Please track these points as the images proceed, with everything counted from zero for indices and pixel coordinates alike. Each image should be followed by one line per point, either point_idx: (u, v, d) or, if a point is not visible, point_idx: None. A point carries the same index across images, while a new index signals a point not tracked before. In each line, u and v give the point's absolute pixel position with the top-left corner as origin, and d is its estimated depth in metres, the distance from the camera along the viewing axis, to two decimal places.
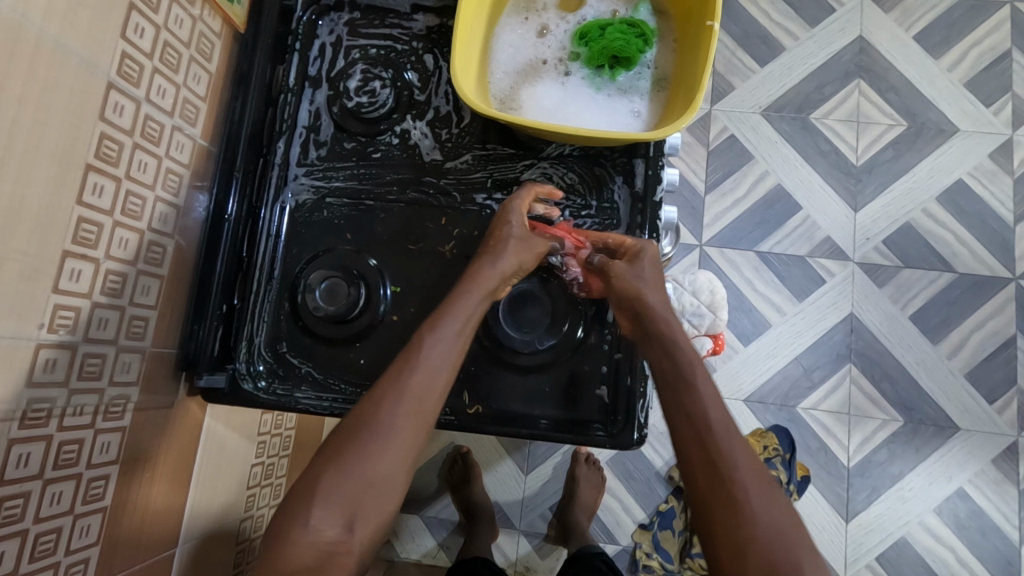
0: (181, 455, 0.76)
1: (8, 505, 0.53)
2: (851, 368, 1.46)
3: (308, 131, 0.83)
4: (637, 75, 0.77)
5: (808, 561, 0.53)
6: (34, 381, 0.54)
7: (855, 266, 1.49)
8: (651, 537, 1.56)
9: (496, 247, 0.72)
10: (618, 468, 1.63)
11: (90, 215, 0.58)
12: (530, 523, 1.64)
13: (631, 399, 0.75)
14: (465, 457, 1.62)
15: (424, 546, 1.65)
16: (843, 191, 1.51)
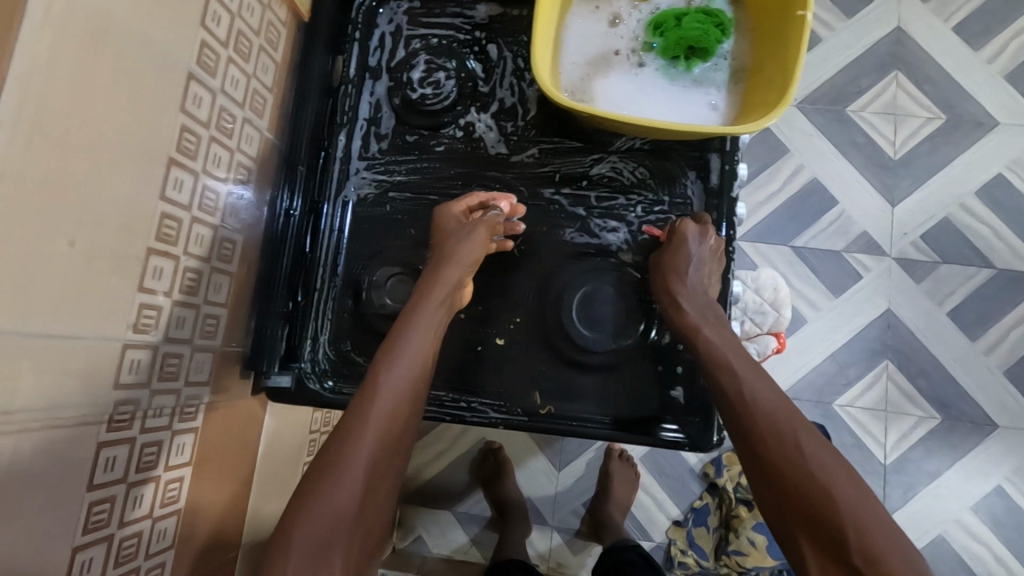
0: (243, 456, 0.75)
1: (97, 510, 0.52)
2: (888, 365, 1.38)
3: (369, 123, 0.81)
4: (713, 67, 0.74)
5: (849, 499, 0.54)
6: (120, 382, 0.52)
7: (894, 262, 1.42)
8: (685, 534, 1.56)
9: (443, 254, 0.71)
10: (651, 464, 1.62)
11: (171, 210, 0.56)
12: (562, 519, 1.63)
13: (707, 400, 0.73)
14: (497, 454, 1.61)
15: (453, 540, 1.63)
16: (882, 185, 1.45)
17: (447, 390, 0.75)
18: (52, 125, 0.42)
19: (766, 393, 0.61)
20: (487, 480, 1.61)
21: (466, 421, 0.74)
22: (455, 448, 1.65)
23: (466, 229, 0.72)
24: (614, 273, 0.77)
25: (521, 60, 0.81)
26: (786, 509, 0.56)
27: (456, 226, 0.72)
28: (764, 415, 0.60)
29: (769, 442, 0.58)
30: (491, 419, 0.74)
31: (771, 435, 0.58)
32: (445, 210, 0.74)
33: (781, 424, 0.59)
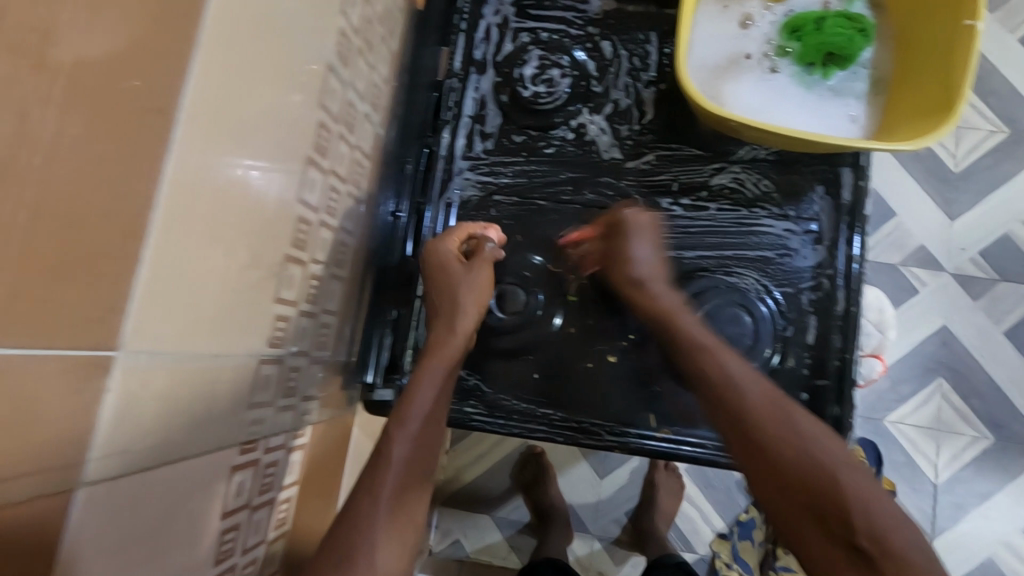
0: (332, 470, 0.71)
1: (225, 540, 0.47)
2: (942, 382, 1.12)
3: (473, 120, 0.76)
4: (852, 76, 0.70)
5: (845, 483, 0.48)
6: (253, 401, 0.48)
7: (949, 277, 1.14)
8: (730, 547, 1.28)
9: (450, 302, 0.66)
10: (696, 474, 1.41)
11: (305, 214, 0.51)
12: (603, 528, 1.38)
13: (843, 432, 0.67)
14: (539, 458, 1.35)
15: (489, 541, 1.37)
16: (932, 194, 1.17)
17: (558, 408, 0.71)
18: (223, 122, 0.38)
19: (765, 386, 0.56)
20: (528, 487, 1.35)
21: (578, 442, 0.70)
22: (492, 451, 1.39)
23: (470, 274, 0.66)
24: (738, 290, 0.71)
25: (638, 60, 0.76)
26: (788, 494, 0.50)
27: (459, 267, 0.67)
28: (759, 405, 0.55)
29: (803, 426, 0.53)
30: (605, 442, 0.70)
31: (764, 412, 0.54)
32: (438, 245, 0.68)
33: (779, 413, 0.54)
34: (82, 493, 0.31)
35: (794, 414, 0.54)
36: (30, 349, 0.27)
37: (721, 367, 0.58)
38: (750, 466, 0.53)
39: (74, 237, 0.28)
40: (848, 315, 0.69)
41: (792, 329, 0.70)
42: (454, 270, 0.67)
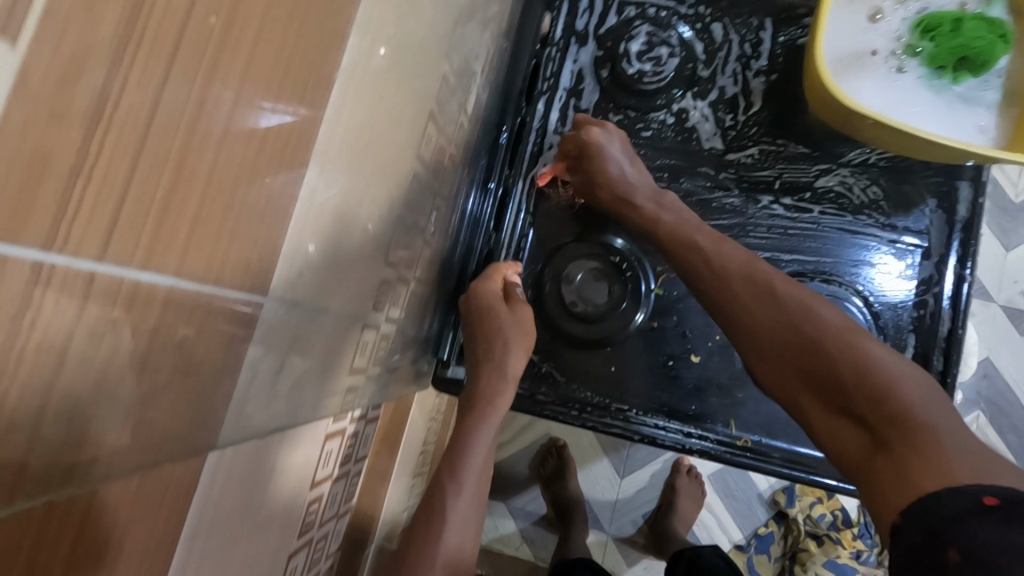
0: (386, 448, 0.67)
1: (309, 510, 0.45)
2: (980, 415, 1.08)
3: (569, 94, 0.72)
4: (983, 84, 0.65)
5: (841, 357, 0.48)
6: (354, 367, 0.45)
7: (997, 309, 1.10)
8: (745, 560, 1.24)
9: (489, 354, 0.61)
10: (717, 481, 1.28)
11: (418, 172, 0.48)
12: (619, 528, 1.28)
13: None
14: (561, 451, 1.27)
15: (503, 531, 1.29)
16: (992, 221, 1.11)
17: (634, 405, 0.67)
18: (375, 58, 0.34)
19: (745, 260, 0.57)
20: (548, 481, 1.27)
21: (655, 442, 0.66)
22: (518, 438, 1.32)
23: (514, 315, 0.62)
24: (837, 299, 0.67)
25: (749, 46, 0.72)
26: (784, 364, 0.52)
27: (506, 310, 0.62)
28: (731, 274, 0.56)
29: (784, 292, 0.54)
30: (683, 444, 0.66)
31: (748, 290, 0.55)
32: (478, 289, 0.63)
33: (758, 277, 0.55)
34: (213, 455, 0.29)
35: (783, 280, 0.55)
36: (204, 289, 0.24)
37: (695, 255, 0.59)
38: (745, 341, 0.55)
39: (254, 168, 0.25)
40: (953, 338, 0.65)
41: (889, 347, 0.66)
42: (500, 316, 0.62)
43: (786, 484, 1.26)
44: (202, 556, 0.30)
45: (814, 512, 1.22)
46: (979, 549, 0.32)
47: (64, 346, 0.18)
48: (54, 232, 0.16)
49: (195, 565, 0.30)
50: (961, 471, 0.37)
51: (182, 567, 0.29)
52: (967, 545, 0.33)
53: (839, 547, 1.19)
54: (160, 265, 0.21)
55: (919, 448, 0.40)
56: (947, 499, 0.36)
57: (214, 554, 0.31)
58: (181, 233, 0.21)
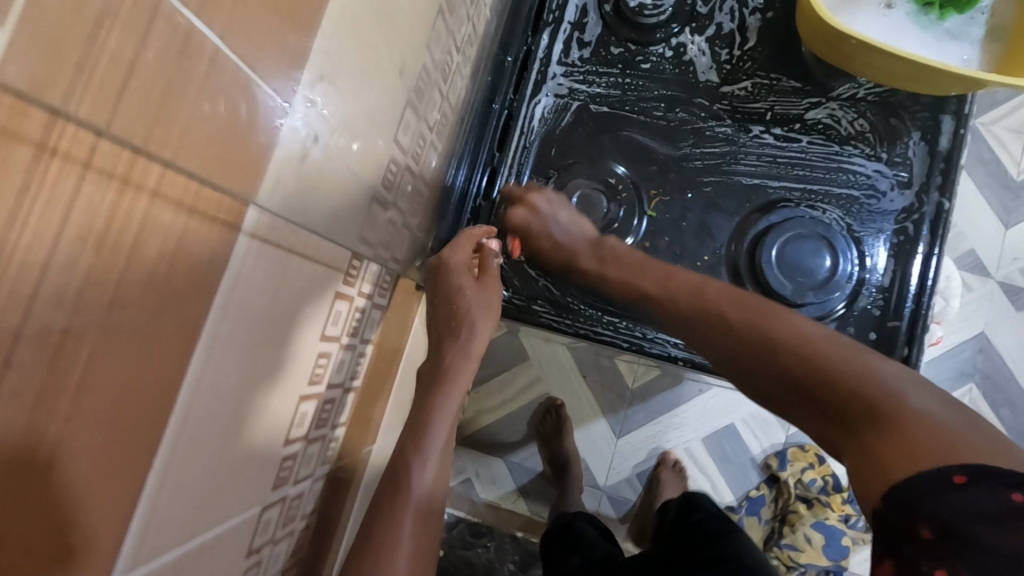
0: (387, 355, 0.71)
1: (319, 363, 0.49)
2: (974, 388, 1.11)
3: (573, 27, 0.76)
4: (970, 21, 0.68)
5: (803, 357, 0.47)
6: (362, 234, 0.49)
7: (995, 284, 1.13)
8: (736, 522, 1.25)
9: (455, 330, 0.65)
10: (712, 444, 1.28)
11: (429, 63, 0.52)
12: (614, 486, 1.29)
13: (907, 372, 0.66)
14: (559, 411, 1.26)
15: (504, 489, 1.30)
16: (996, 202, 1.13)
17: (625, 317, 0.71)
18: None
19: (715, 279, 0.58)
20: (547, 439, 1.26)
21: (642, 351, 0.70)
22: (516, 396, 1.31)
23: (481, 289, 0.66)
24: (822, 223, 0.70)
25: None
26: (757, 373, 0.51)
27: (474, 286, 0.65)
28: (687, 301, 0.57)
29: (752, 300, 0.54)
30: (671, 354, 0.70)
31: (705, 314, 0.55)
32: (449, 259, 0.66)
33: (732, 293, 0.55)
34: (242, 240, 0.32)
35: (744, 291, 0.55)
36: (243, 66, 0.27)
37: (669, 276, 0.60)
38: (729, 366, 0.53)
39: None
40: (930, 267, 0.69)
41: (869, 270, 0.70)
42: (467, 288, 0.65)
43: (778, 448, 1.27)
44: (228, 335, 0.34)
45: (805, 477, 1.23)
46: (954, 522, 0.33)
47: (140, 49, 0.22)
48: None
49: (223, 342, 0.34)
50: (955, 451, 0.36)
51: (213, 336, 0.32)
52: (943, 525, 0.33)
53: (828, 509, 1.21)
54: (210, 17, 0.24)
55: (899, 431, 0.40)
56: (919, 483, 0.36)
57: (236, 340, 0.35)
58: None
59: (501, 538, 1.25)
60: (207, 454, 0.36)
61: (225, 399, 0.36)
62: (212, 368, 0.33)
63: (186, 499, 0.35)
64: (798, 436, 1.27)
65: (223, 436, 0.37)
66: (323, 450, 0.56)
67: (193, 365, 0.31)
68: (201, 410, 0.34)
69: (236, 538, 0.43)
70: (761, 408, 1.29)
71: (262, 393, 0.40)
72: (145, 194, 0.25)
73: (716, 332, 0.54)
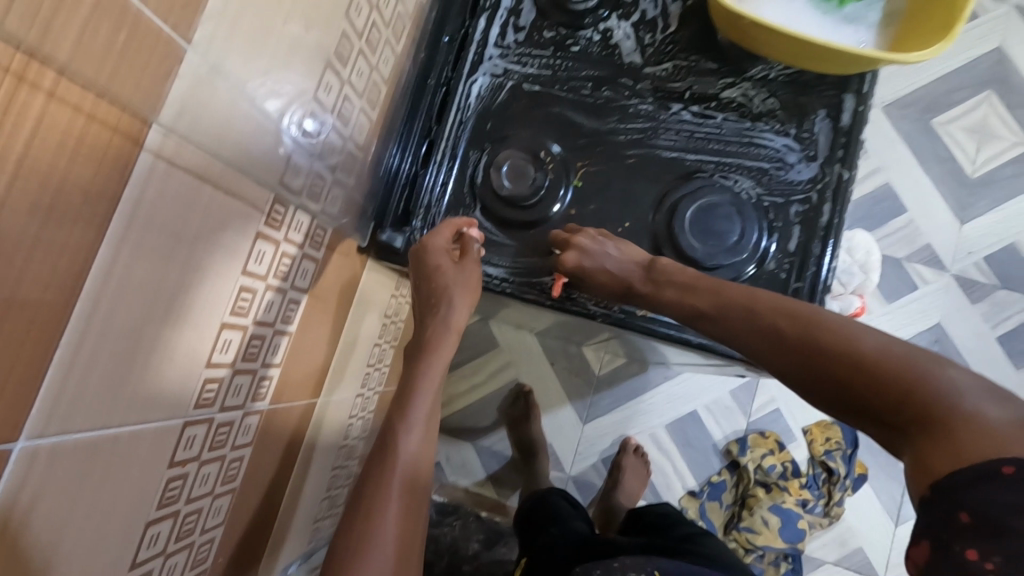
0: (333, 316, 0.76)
1: (242, 297, 0.53)
2: None
3: (509, 13, 0.82)
4: (867, 6, 0.74)
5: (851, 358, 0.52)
6: (282, 181, 0.54)
7: (950, 278, 1.18)
8: (699, 505, 1.28)
9: (432, 309, 0.70)
10: (674, 430, 1.32)
11: (349, 32, 0.57)
12: (581, 471, 1.33)
13: None
14: (527, 398, 1.31)
15: (473, 474, 1.35)
16: (952, 198, 1.19)
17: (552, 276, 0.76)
18: None
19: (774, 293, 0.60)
20: (516, 421, 1.31)
21: (563, 308, 0.76)
22: (487, 381, 1.36)
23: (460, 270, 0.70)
24: (731, 193, 0.76)
25: None
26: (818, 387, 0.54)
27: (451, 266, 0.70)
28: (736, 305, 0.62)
29: (818, 314, 0.56)
30: (589, 310, 0.76)
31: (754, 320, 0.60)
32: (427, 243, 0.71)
33: (790, 310, 0.58)
34: (144, 156, 0.37)
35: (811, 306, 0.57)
36: (134, 1, 0.33)
37: (734, 292, 0.63)
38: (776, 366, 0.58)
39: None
40: (830, 231, 0.74)
41: (777, 236, 0.75)
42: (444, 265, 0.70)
43: (740, 435, 1.30)
44: (136, 240, 0.39)
45: (764, 463, 1.25)
46: (992, 514, 0.38)
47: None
48: None
49: (131, 246, 0.39)
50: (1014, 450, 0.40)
51: (118, 237, 0.37)
52: (980, 513, 0.38)
53: (786, 493, 1.23)
54: None
55: (954, 442, 0.43)
56: (971, 476, 0.41)
57: (146, 248, 0.40)
58: None
59: (466, 517, 1.27)
60: (117, 350, 0.40)
61: (137, 303, 0.41)
62: (121, 268, 0.38)
63: (95, 385, 0.39)
64: (760, 424, 1.29)
65: (135, 338, 0.42)
66: (253, 386, 0.60)
67: (98, 258, 0.36)
68: (109, 306, 0.38)
69: (155, 443, 0.47)
70: (725, 395, 1.31)
71: (177, 309, 0.45)
72: (40, 91, 0.30)
73: (773, 341, 0.58)
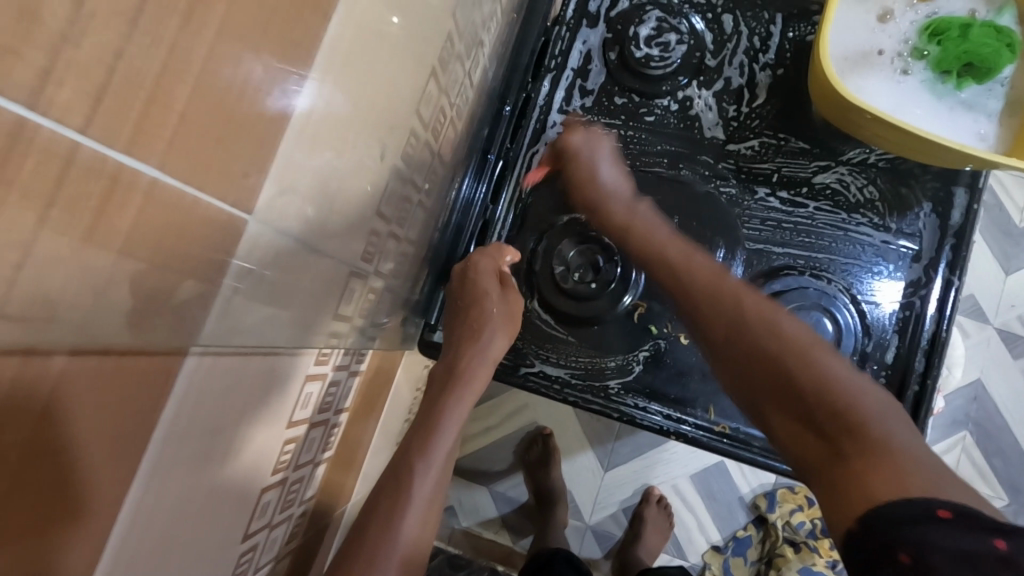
0: (365, 413, 0.67)
1: (285, 451, 0.45)
2: (965, 437, 1.01)
3: (576, 74, 0.72)
4: (986, 92, 0.66)
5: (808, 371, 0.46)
6: (338, 313, 0.45)
7: (993, 331, 1.02)
8: (723, 560, 1.13)
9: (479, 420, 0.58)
10: (698, 480, 1.16)
11: (418, 129, 0.48)
12: (600, 520, 1.17)
13: None
14: (547, 439, 1.15)
15: (485, 516, 1.18)
16: (996, 245, 1.03)
17: (619, 381, 0.68)
18: (379, 16, 0.36)
19: (706, 268, 0.56)
20: (531, 468, 1.15)
21: (634, 422, 0.67)
22: (502, 424, 1.18)
23: None
24: (825, 295, 0.67)
25: (758, 39, 0.72)
26: (750, 367, 0.50)
27: None
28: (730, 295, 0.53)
29: (747, 303, 0.52)
30: (660, 426, 0.67)
31: (741, 321, 0.51)
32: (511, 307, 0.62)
33: (724, 292, 0.53)
34: (192, 360, 0.29)
35: (740, 290, 0.53)
36: (187, 190, 0.24)
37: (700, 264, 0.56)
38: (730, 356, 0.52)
39: (252, 70, 0.26)
40: (936, 342, 0.66)
41: (872, 344, 0.67)
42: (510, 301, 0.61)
43: (768, 489, 1.14)
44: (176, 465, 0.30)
45: (793, 520, 1.11)
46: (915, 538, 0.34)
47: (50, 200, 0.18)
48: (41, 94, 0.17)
49: (166, 467, 0.31)
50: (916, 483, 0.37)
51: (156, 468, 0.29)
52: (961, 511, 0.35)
53: (816, 554, 1.09)
54: (138, 156, 0.21)
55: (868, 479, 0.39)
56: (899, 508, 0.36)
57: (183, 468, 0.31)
58: (165, 129, 0.22)
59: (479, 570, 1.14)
60: None
61: (171, 520, 0.33)
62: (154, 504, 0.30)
63: None
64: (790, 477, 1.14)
65: (166, 564, 0.33)
66: (288, 529, 0.52)
67: (128, 498, 0.29)
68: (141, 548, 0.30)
69: None
70: None
71: (210, 509, 0.36)
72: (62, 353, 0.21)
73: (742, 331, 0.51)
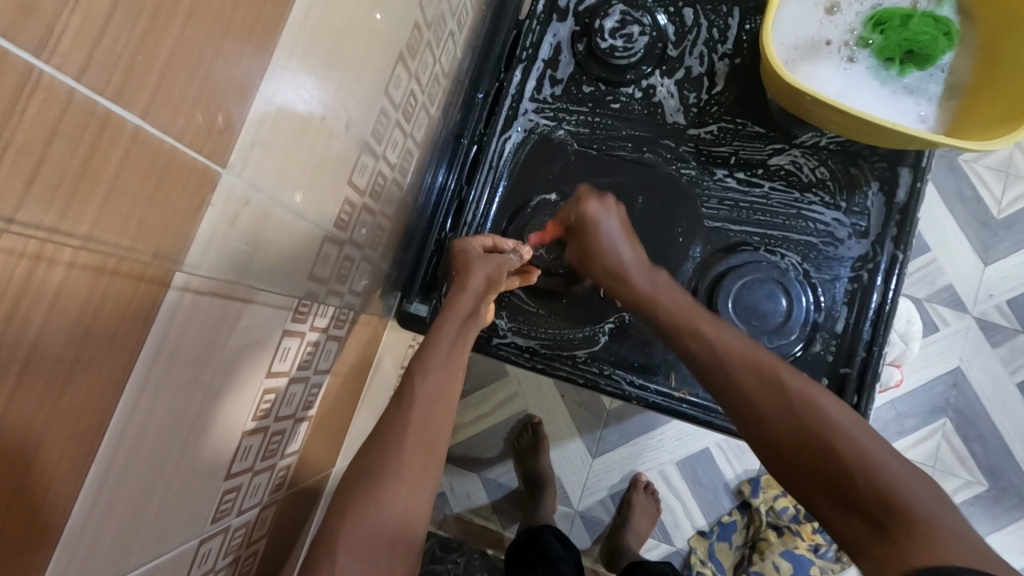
0: (346, 382, 0.71)
1: (265, 400, 0.50)
2: (946, 423, 1.04)
3: (546, 65, 0.77)
4: (928, 77, 0.70)
5: (812, 401, 0.50)
6: (313, 274, 0.50)
7: (971, 320, 1.05)
8: (709, 545, 1.14)
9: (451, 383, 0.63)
10: (682, 467, 1.16)
11: (387, 108, 0.53)
12: (588, 507, 1.17)
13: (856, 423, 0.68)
14: (535, 428, 1.15)
15: (476, 502, 1.18)
16: (973, 235, 1.06)
17: (587, 351, 0.73)
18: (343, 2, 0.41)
19: (746, 350, 0.56)
20: (520, 455, 1.15)
21: (600, 388, 0.72)
22: (493, 412, 1.19)
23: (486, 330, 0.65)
24: (779, 269, 0.72)
25: (717, 31, 0.76)
26: (768, 425, 0.51)
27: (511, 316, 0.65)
28: (737, 364, 0.55)
29: (790, 382, 0.52)
30: (624, 392, 0.71)
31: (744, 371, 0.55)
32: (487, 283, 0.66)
33: (761, 367, 0.54)
34: (173, 294, 0.33)
35: (787, 370, 0.53)
36: (167, 138, 0.29)
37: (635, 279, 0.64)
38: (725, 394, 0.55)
39: (228, 40, 0.31)
40: (882, 313, 0.71)
41: (824, 315, 0.72)
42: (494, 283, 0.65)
43: (751, 474, 1.14)
44: (160, 384, 0.35)
45: (777, 505, 1.11)
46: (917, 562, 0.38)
47: (54, 129, 0.23)
48: (44, 43, 0.22)
49: (151, 392, 0.34)
50: (959, 561, 0.37)
51: (141, 385, 0.33)
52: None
53: (798, 539, 1.09)
54: (125, 102, 0.26)
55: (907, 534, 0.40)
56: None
57: (168, 392, 0.36)
58: (148, 82, 0.27)
59: (470, 554, 1.10)
60: (134, 501, 0.36)
61: (157, 441, 0.37)
62: (140, 420, 0.34)
63: (110, 537, 0.36)
64: None
65: (153, 484, 0.38)
66: (271, 479, 0.57)
67: (117, 414, 0.32)
68: (129, 457, 0.35)
69: (170, 570, 0.44)
70: None
71: (194, 441, 0.41)
72: (61, 261, 0.26)
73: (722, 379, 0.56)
